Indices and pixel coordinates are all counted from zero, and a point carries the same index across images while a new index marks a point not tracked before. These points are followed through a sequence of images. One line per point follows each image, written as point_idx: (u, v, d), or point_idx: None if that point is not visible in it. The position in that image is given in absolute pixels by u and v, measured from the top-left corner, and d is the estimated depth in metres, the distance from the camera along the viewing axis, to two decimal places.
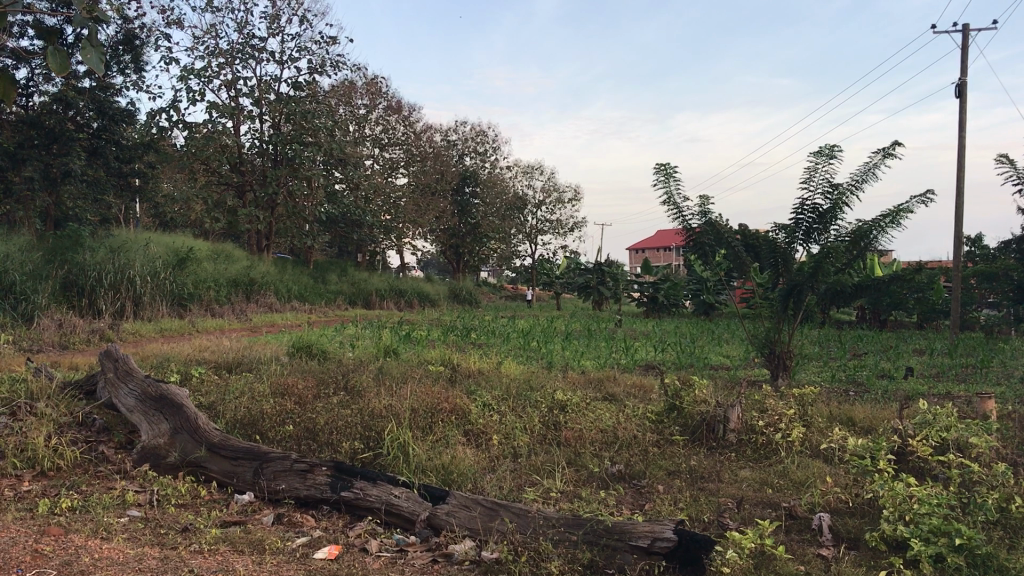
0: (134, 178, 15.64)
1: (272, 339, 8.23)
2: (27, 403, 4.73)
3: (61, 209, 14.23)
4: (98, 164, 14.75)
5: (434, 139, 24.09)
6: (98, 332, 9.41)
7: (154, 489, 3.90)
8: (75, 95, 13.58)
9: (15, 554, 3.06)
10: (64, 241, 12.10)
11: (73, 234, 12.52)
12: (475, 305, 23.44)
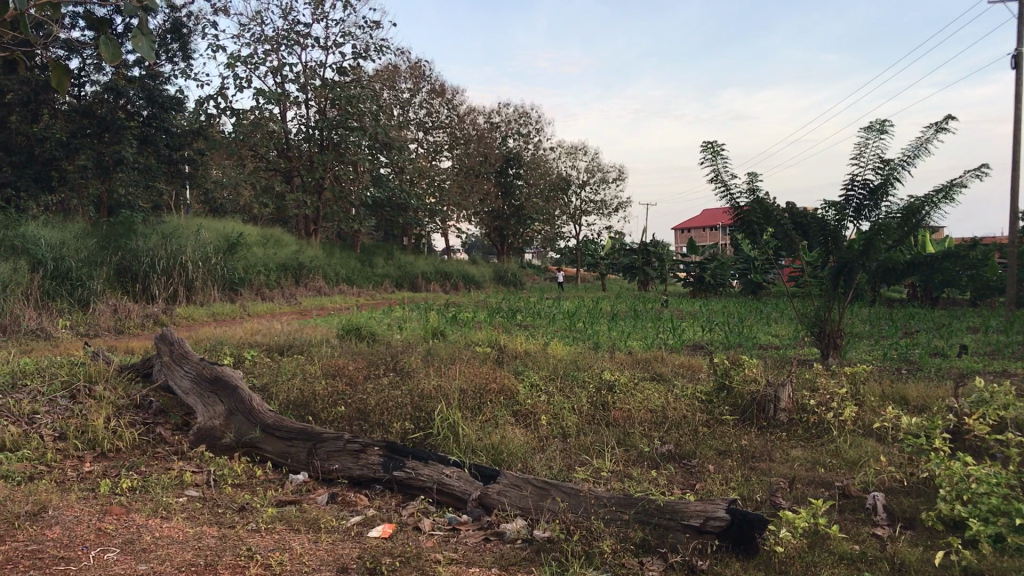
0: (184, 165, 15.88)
1: (323, 322, 8.31)
2: (87, 386, 4.86)
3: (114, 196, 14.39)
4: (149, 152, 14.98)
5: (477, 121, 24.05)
6: (153, 317, 9.62)
7: (211, 470, 3.98)
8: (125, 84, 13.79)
9: (80, 533, 3.17)
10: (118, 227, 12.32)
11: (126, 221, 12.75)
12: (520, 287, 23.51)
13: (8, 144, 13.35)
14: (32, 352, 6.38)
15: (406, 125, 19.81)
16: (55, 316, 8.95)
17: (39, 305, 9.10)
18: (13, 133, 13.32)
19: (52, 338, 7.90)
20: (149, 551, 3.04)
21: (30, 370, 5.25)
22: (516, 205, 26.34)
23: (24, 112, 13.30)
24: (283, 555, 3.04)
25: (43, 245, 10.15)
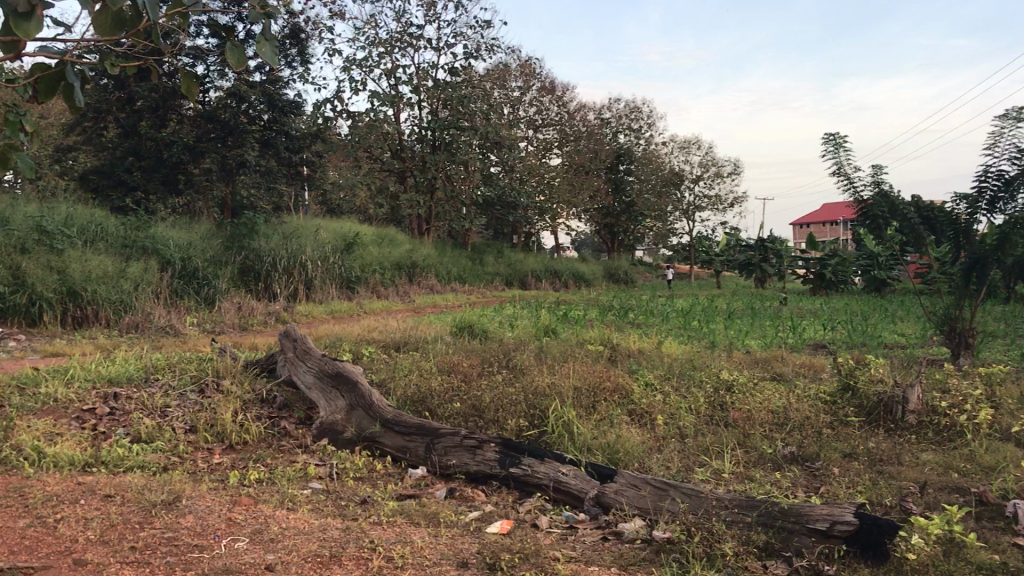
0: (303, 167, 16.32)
1: (439, 319, 8.43)
2: (215, 380, 5.06)
3: (239, 198, 15.14)
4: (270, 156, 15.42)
5: (587, 118, 24.00)
6: (275, 314, 9.96)
7: (334, 463, 4.08)
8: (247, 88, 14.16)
9: (212, 522, 3.31)
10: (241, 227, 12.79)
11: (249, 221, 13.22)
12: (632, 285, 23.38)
13: (138, 150, 14.02)
14: (164, 348, 6.68)
15: (517, 123, 19.91)
16: (183, 314, 9.43)
17: (169, 304, 9.59)
18: (143, 139, 13.97)
19: (182, 335, 8.26)
20: (278, 542, 3.16)
21: (162, 366, 5.50)
22: (627, 201, 26.17)
23: (153, 118, 13.85)
24: (405, 549, 3.10)
25: (173, 245, 10.70)
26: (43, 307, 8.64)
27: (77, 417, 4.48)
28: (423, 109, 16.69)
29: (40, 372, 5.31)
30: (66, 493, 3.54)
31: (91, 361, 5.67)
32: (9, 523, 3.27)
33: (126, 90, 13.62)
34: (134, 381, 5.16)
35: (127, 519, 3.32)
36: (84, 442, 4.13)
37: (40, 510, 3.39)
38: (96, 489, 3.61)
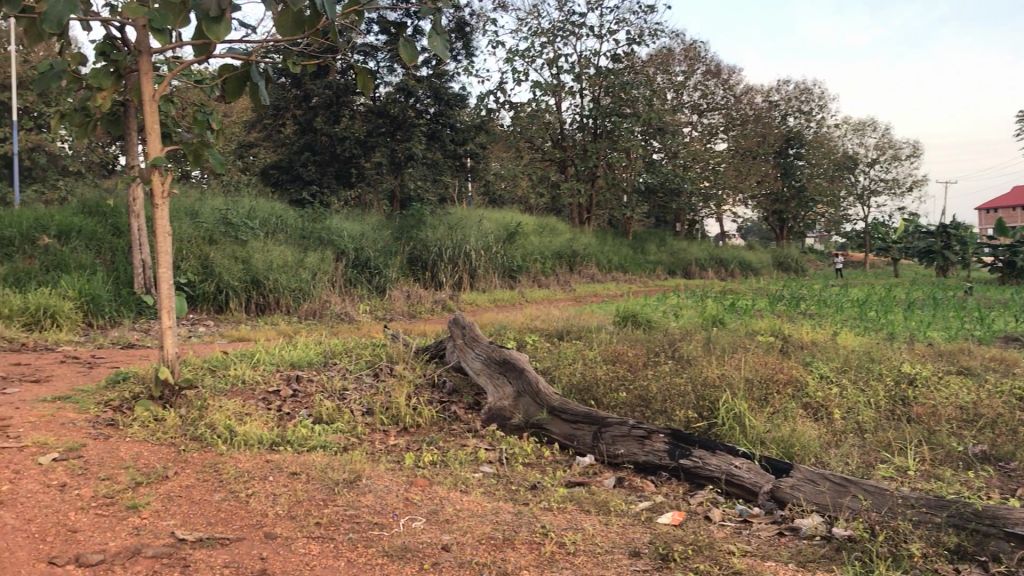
0: (467, 159, 16.15)
1: (605, 307, 8.42)
2: (388, 365, 5.27)
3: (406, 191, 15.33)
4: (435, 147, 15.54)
5: (755, 101, 23.45)
6: (441, 302, 10.27)
7: (503, 448, 4.15)
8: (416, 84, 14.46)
9: (390, 501, 3.47)
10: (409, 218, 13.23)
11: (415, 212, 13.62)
12: (803, 272, 22.87)
13: (313, 145, 14.80)
14: (339, 334, 6.99)
15: (680, 109, 19.60)
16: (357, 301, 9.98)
17: (345, 292, 10.19)
18: (318, 135, 14.61)
19: (357, 323, 8.63)
20: (452, 523, 3.28)
21: (338, 350, 5.75)
22: (797, 187, 25.32)
23: (328, 114, 14.45)
24: (576, 535, 3.13)
25: (347, 236, 11.24)
26: (229, 295, 9.22)
27: (263, 398, 4.75)
28: (585, 97, 16.73)
29: (228, 356, 5.65)
30: (257, 470, 3.78)
31: (273, 346, 6.00)
32: (207, 496, 3.52)
33: (302, 87, 14.32)
34: (314, 365, 5.42)
35: (312, 496, 3.52)
36: (270, 422, 4.37)
37: (234, 485, 3.62)
38: (283, 467, 3.83)
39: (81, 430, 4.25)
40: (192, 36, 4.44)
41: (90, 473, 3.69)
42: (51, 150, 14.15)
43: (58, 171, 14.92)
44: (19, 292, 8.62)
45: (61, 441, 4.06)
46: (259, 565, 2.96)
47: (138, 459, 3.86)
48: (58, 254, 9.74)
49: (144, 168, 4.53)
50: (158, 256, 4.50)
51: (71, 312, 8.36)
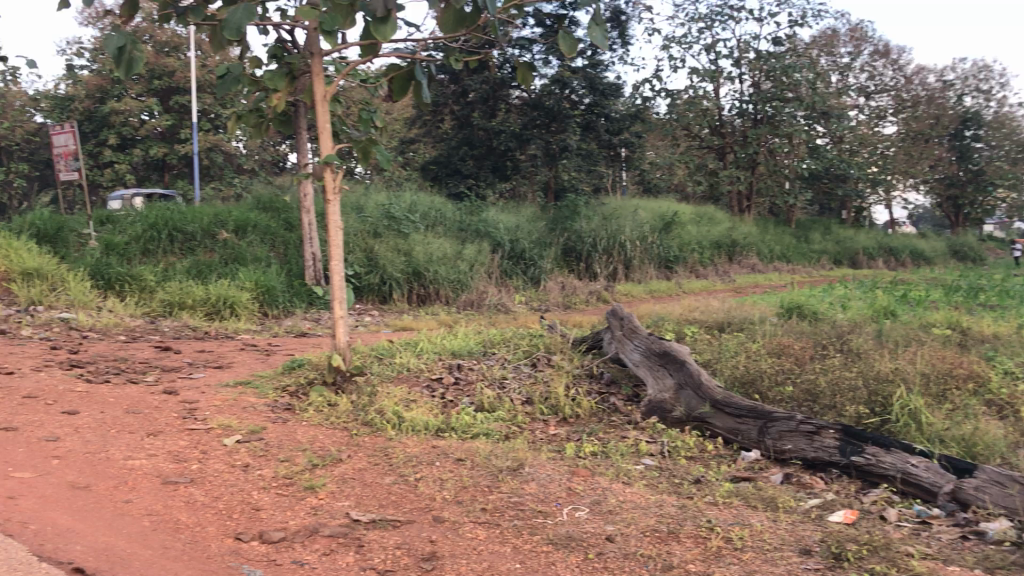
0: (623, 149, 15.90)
1: (769, 299, 8.21)
2: (546, 356, 5.34)
3: (561, 183, 15.38)
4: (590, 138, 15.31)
5: (928, 81, 22.24)
6: (595, 293, 10.72)
7: (665, 441, 4.12)
8: (570, 74, 14.26)
9: (554, 490, 3.53)
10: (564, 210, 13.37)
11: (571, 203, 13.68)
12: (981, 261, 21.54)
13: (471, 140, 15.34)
14: (497, 324, 7.11)
15: (846, 92, 18.81)
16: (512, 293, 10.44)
17: (501, 282, 10.62)
18: (476, 129, 15.04)
19: (516, 314, 8.77)
20: (616, 514, 3.29)
21: (498, 340, 5.85)
22: (974, 170, 23.85)
23: (484, 108, 14.86)
24: (744, 531, 3.07)
25: (502, 228, 11.66)
26: (393, 286, 9.80)
27: (427, 386, 4.89)
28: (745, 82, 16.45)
29: (394, 345, 5.85)
30: (425, 455, 3.90)
31: (436, 335, 6.17)
32: (379, 479, 3.66)
33: (460, 83, 14.93)
34: (474, 354, 5.53)
35: (477, 482, 3.62)
36: (435, 409, 4.50)
37: (403, 469, 3.75)
38: (448, 453, 3.93)
39: (261, 414, 4.51)
40: (359, 37, 4.62)
41: (270, 455, 3.90)
42: (226, 149, 15.01)
43: (234, 169, 15.81)
44: (202, 284, 9.20)
45: (244, 424, 4.32)
46: (429, 547, 3.06)
47: (314, 443, 4.06)
48: (236, 249, 10.38)
49: (316, 166, 4.75)
50: (329, 249, 4.70)
51: (249, 302, 8.85)
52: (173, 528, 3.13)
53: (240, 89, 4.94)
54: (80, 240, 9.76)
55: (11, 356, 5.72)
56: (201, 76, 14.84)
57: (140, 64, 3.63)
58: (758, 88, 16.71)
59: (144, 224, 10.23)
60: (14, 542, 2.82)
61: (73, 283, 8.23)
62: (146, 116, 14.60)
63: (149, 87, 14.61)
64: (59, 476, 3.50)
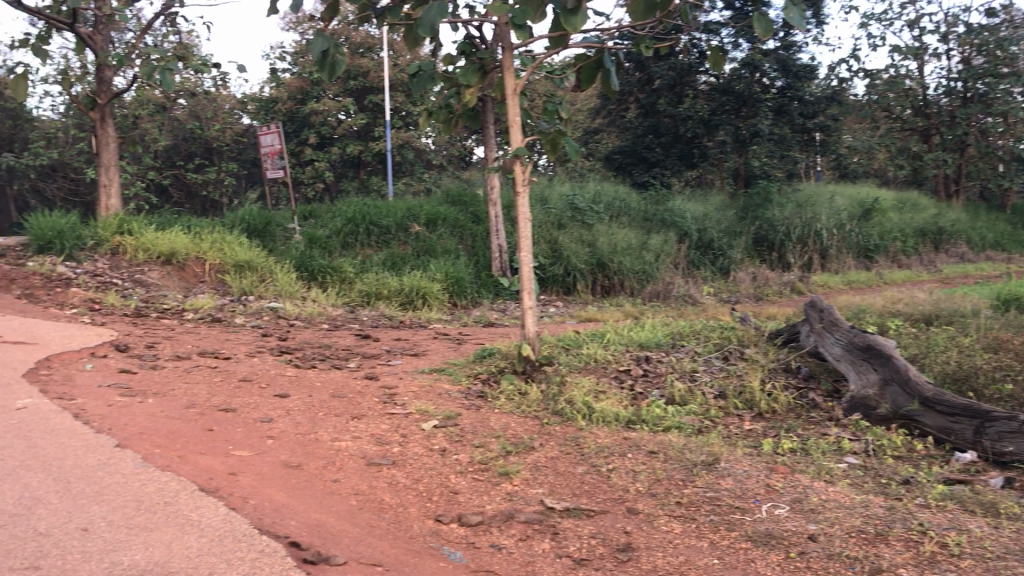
0: (818, 133, 14.89)
1: (985, 290, 7.66)
2: (738, 349, 5.23)
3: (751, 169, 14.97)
4: (783, 122, 14.46)
5: None
6: (790, 283, 10.52)
7: (869, 439, 3.93)
8: (762, 57, 13.76)
9: (751, 486, 3.45)
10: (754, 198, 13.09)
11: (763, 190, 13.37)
12: None
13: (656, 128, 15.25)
14: (686, 316, 7.01)
15: None
16: (701, 285, 10.42)
17: (687, 273, 10.84)
18: (662, 116, 14.97)
19: (705, 306, 8.61)
20: (818, 512, 3.17)
21: (687, 332, 5.77)
22: None
23: (670, 95, 14.72)
24: (961, 536, 2.88)
25: (690, 217, 11.77)
26: (577, 277, 10.04)
27: (616, 376, 4.89)
28: (954, 59, 15.47)
29: (582, 335, 5.88)
30: (616, 446, 3.89)
31: (624, 326, 6.15)
32: (571, 468, 3.69)
33: (646, 70, 14.83)
34: (663, 346, 5.47)
35: (671, 475, 3.58)
36: (626, 400, 4.49)
37: (594, 459, 3.76)
38: (640, 445, 3.91)
39: (456, 400, 4.66)
40: (549, 29, 4.67)
41: (465, 441, 4.01)
42: (416, 145, 15.55)
43: (424, 164, 16.35)
44: (396, 275, 9.59)
45: (440, 410, 4.47)
46: (624, 538, 3.06)
47: (507, 430, 4.15)
48: (427, 242, 10.75)
49: (508, 158, 4.84)
50: (518, 241, 4.76)
51: (440, 293, 9.13)
52: (377, 508, 3.28)
53: (433, 86, 5.09)
54: (285, 234, 10.40)
55: (229, 342, 6.17)
56: (393, 74, 15.44)
57: (341, 66, 3.81)
58: (968, 64, 15.63)
59: (342, 218, 10.80)
60: (236, 514, 2.93)
61: (280, 274, 8.79)
62: (342, 115, 15.34)
63: (345, 87, 15.34)
64: (274, 455, 3.74)
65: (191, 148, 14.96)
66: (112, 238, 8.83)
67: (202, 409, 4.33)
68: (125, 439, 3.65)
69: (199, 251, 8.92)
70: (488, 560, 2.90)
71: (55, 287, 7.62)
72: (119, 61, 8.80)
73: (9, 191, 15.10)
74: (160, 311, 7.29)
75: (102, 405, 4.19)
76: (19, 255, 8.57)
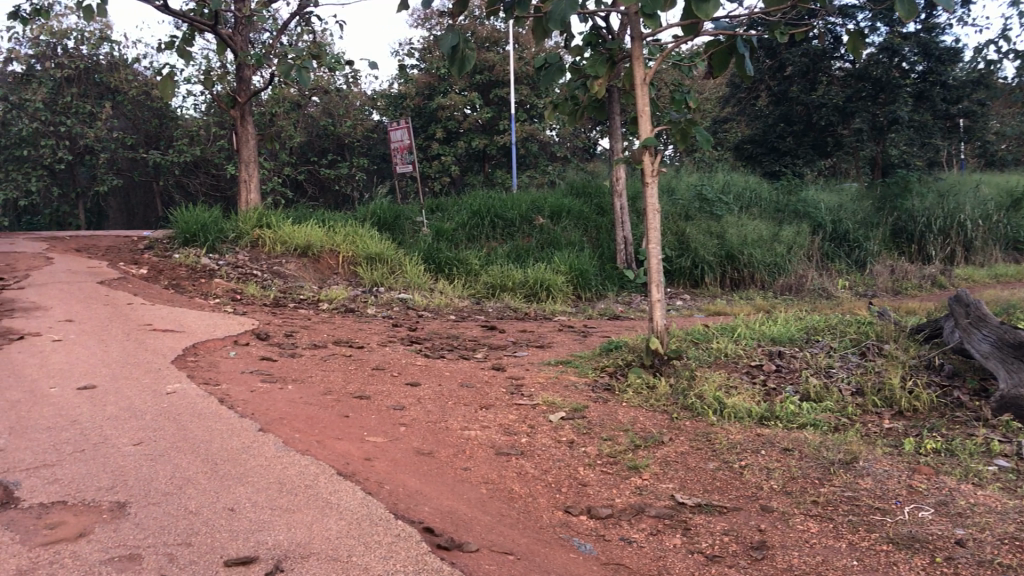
0: (962, 119, 14.14)
1: None
2: (877, 345, 5.05)
3: (890, 158, 14.57)
4: (924, 109, 13.82)
5: None
6: (931, 277, 10.06)
7: (1022, 441, 3.71)
8: (902, 40, 13.20)
9: (892, 487, 3.32)
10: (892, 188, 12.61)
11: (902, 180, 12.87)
12: None
13: (788, 116, 14.91)
14: (821, 310, 6.80)
15: None
16: (834, 278, 10.09)
17: (821, 266, 10.51)
18: (793, 104, 14.63)
19: (840, 300, 8.32)
20: (966, 517, 3.02)
21: (822, 327, 5.59)
22: None
23: (803, 83, 14.34)
24: None
25: (825, 208, 11.57)
26: (704, 270, 9.99)
27: (747, 372, 4.79)
28: None
29: (711, 329, 5.78)
30: (749, 442, 3.82)
31: (755, 321, 6.01)
32: (702, 464, 3.63)
33: (778, 57, 14.46)
34: (796, 341, 5.31)
35: (806, 473, 3.48)
36: (758, 396, 4.38)
37: (726, 455, 3.69)
38: (775, 442, 3.82)
39: (583, 393, 4.66)
40: (679, 18, 4.59)
41: (593, 433, 4.01)
42: (540, 138, 15.62)
43: (548, 157, 16.39)
44: (521, 268, 9.65)
45: (568, 402, 4.48)
46: (758, 536, 2.99)
47: (636, 424, 4.12)
48: (551, 234, 10.78)
49: (637, 149, 4.80)
50: (646, 233, 4.71)
51: (564, 285, 9.14)
52: (507, 497, 3.31)
53: (561, 79, 5.08)
54: (414, 227, 10.63)
55: (361, 332, 6.35)
56: (518, 68, 15.52)
57: (472, 63, 3.63)
58: None
59: (469, 211, 10.98)
60: (372, 498, 3.01)
61: (409, 266, 8.99)
62: (468, 109, 15.53)
63: (471, 82, 15.50)
64: (407, 442, 3.83)
65: (324, 145, 15.47)
66: (251, 232, 9.22)
67: (338, 396, 4.48)
68: (267, 424, 3.80)
69: (332, 244, 9.21)
70: (619, 553, 2.89)
71: (199, 278, 8.01)
72: (257, 61, 9.14)
73: (156, 187, 15.99)
74: (297, 301, 7.57)
75: (245, 391, 4.39)
76: (166, 247, 9.04)
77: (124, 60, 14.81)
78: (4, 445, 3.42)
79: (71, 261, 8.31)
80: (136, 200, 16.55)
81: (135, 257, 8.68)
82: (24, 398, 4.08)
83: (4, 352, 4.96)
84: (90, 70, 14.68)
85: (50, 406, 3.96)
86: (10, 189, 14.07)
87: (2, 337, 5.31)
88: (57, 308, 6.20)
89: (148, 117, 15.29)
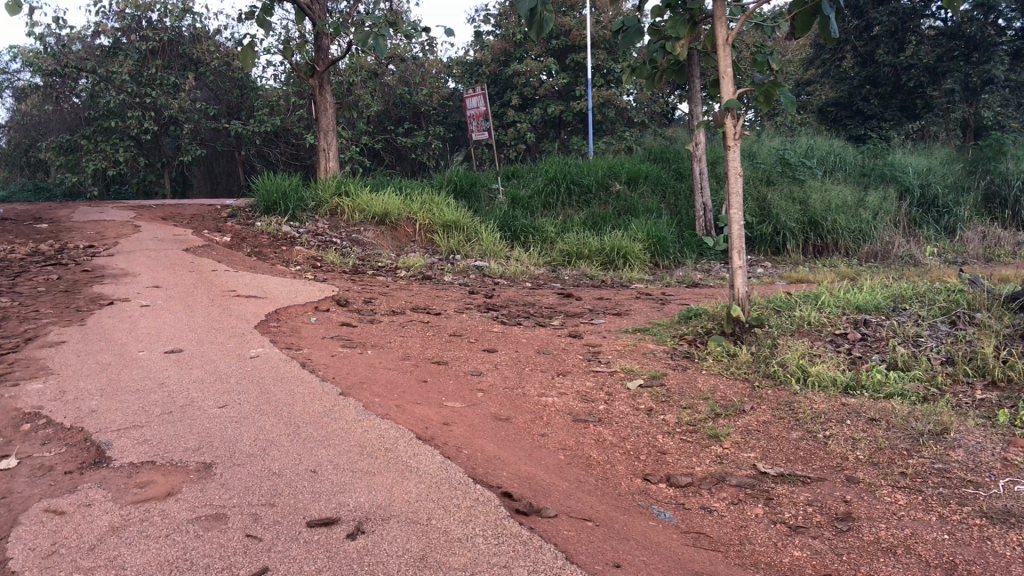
0: None
1: None
2: (969, 314, 4.88)
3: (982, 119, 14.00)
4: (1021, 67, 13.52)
5: None
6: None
7: None
8: None
9: (986, 459, 3.20)
10: (985, 151, 12.12)
11: (995, 142, 12.35)
12: None
13: (874, 78, 14.43)
14: (907, 278, 6.56)
15: None
16: (923, 245, 9.77)
17: (908, 232, 10.17)
18: (880, 67, 14.15)
19: (928, 267, 8.07)
20: None
21: (910, 295, 5.40)
22: None
23: (891, 43, 13.85)
24: None
25: (912, 171, 11.21)
26: (786, 237, 9.76)
27: (831, 341, 4.67)
28: None
29: (793, 296, 5.64)
30: (833, 412, 3.72)
31: (839, 288, 5.86)
32: (785, 434, 3.56)
33: (864, 17, 13.99)
34: (883, 309, 5.16)
35: (894, 444, 3.38)
36: (843, 365, 4.28)
37: (811, 425, 3.61)
38: (861, 412, 3.72)
39: (662, 360, 4.61)
40: None
41: (672, 401, 3.96)
42: (617, 103, 15.46)
43: (625, 122, 16.20)
44: (597, 235, 9.58)
45: (646, 369, 4.44)
46: (844, 507, 2.92)
47: (716, 392, 4.06)
48: (628, 201, 10.68)
49: (718, 112, 4.65)
50: (728, 198, 4.60)
51: (642, 253, 9.03)
52: (585, 464, 3.29)
53: (641, 42, 4.97)
54: (490, 195, 10.65)
55: (439, 298, 6.40)
56: (595, 32, 15.32)
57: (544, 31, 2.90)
58: None
59: (544, 178, 10.93)
60: (451, 463, 3.01)
61: (485, 234, 8.99)
62: (544, 75, 15.44)
63: (548, 47, 15.36)
64: (485, 408, 3.84)
65: (400, 114, 15.66)
66: (330, 200, 9.35)
67: (416, 361, 4.53)
68: (349, 388, 3.86)
69: (409, 212, 9.26)
70: (699, 522, 2.85)
71: (280, 245, 8.15)
72: (334, 31, 9.15)
73: (238, 156, 16.39)
74: (376, 269, 7.65)
75: (326, 356, 4.46)
76: (248, 216, 9.23)
77: (206, 32, 15.05)
78: (97, 406, 3.54)
79: (157, 228, 8.54)
80: (218, 170, 17.03)
81: (218, 225, 8.88)
82: (116, 361, 4.23)
83: (96, 316, 5.13)
84: (173, 43, 14.99)
85: (139, 369, 4.08)
86: (100, 160, 14.55)
87: (94, 302, 5.50)
88: (145, 274, 6.39)
89: (229, 88, 15.60)
